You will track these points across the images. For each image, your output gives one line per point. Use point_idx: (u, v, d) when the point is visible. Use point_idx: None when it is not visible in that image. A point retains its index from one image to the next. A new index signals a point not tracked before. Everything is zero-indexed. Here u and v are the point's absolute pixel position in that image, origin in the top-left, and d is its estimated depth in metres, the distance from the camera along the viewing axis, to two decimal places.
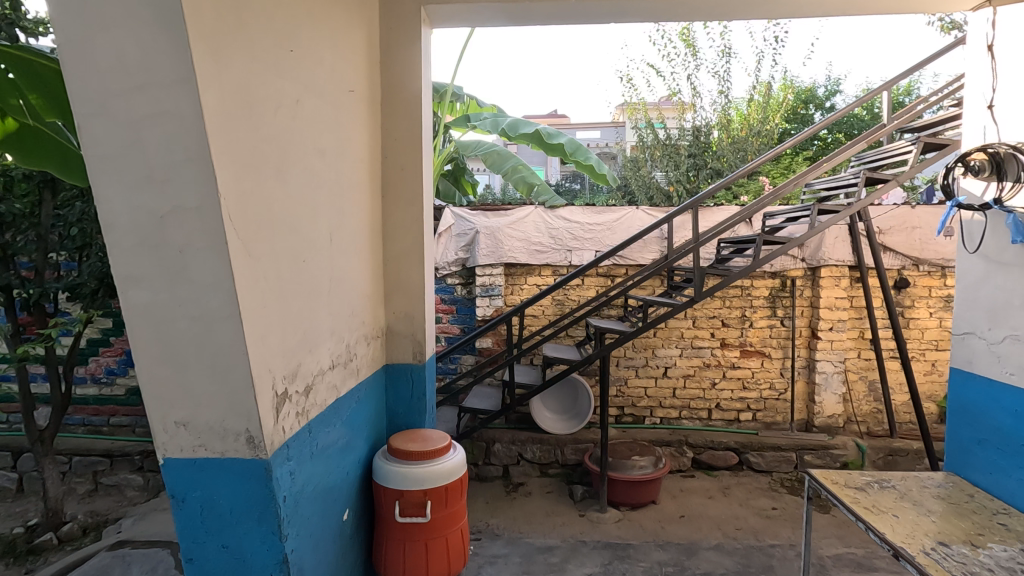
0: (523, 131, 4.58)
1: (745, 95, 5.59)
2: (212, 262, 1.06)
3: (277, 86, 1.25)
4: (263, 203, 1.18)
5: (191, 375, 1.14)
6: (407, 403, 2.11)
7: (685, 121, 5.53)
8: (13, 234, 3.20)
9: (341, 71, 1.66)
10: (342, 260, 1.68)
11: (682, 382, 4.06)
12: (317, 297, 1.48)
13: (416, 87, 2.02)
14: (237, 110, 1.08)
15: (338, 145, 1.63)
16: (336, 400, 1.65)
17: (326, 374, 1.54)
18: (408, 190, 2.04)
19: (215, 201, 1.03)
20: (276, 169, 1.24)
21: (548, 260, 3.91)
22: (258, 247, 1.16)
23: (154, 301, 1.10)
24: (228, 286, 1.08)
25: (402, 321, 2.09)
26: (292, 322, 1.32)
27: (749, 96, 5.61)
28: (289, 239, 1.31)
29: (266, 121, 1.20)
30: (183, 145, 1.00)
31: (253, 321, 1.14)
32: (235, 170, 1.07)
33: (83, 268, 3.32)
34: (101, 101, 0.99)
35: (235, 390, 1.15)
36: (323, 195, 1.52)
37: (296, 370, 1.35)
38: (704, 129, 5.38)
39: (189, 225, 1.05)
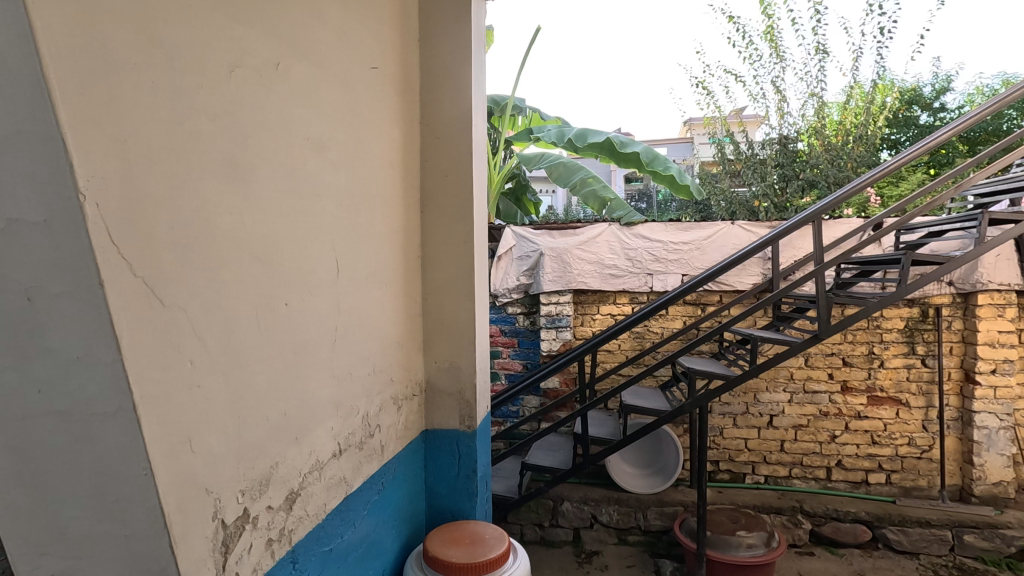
0: (593, 140, 4.03)
1: (837, 99, 4.47)
2: (80, 318, 0.60)
3: (232, 32, 0.79)
4: (196, 216, 0.71)
5: (64, 505, 0.68)
6: (453, 484, 1.60)
7: (768, 129, 4.57)
8: None
9: (359, 38, 1.20)
10: (358, 299, 1.19)
11: (792, 434, 3.32)
12: (310, 358, 1.00)
13: (464, 69, 1.54)
14: (129, 49, 0.62)
15: (353, 140, 1.17)
16: (350, 499, 1.16)
17: (325, 467, 1.05)
18: (454, 204, 1.56)
19: (73, 208, 0.56)
20: (226, 161, 0.77)
21: (625, 286, 3.34)
22: (182, 285, 0.69)
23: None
24: (108, 361, 0.61)
25: (446, 374, 1.59)
26: (257, 401, 0.84)
27: (845, 99, 4.37)
28: (253, 272, 0.83)
29: (208, 84, 0.74)
30: (14, 100, 0.54)
31: (165, 419, 0.66)
32: (124, 154, 0.61)
33: None
34: None
35: (135, 532, 0.67)
36: (322, 206, 1.04)
37: (267, 475, 0.87)
38: (790, 139, 4.40)
39: (33, 251, 0.59)
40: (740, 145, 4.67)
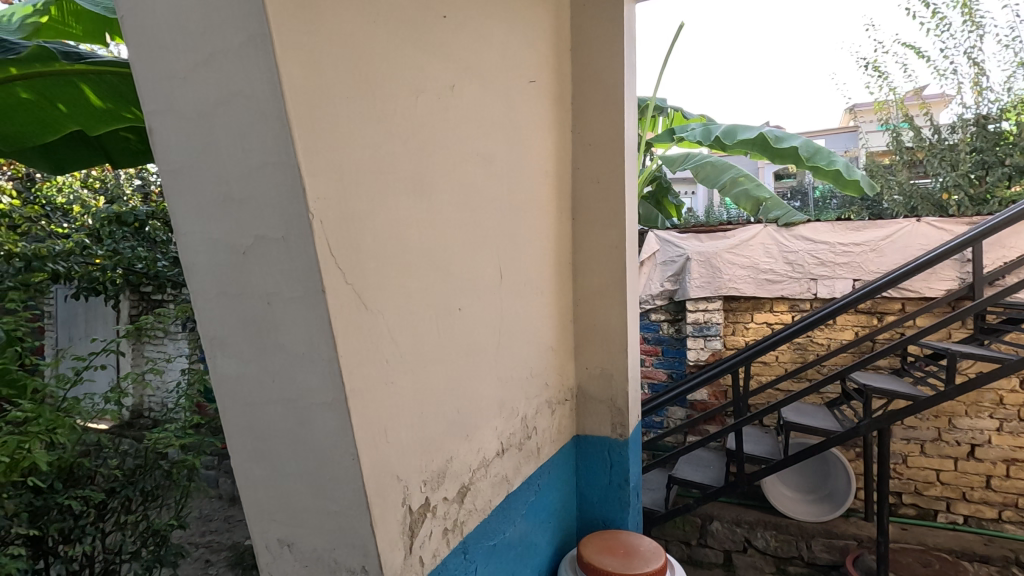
0: (743, 136, 3.74)
1: None
2: (306, 320, 0.69)
3: (419, 60, 0.87)
4: (390, 229, 0.79)
5: (289, 480, 0.79)
6: (605, 492, 1.59)
7: (958, 110, 3.86)
8: None
9: (520, 54, 1.24)
10: (518, 305, 1.24)
11: (1002, 469, 2.79)
12: (478, 361, 1.05)
13: (617, 74, 1.52)
14: (344, 85, 0.70)
15: (515, 153, 1.22)
16: (511, 497, 1.20)
17: (491, 465, 1.10)
18: (606, 211, 1.55)
19: (304, 227, 0.66)
20: (414, 179, 0.85)
21: (784, 292, 3.08)
22: (381, 291, 0.77)
23: (245, 374, 0.76)
24: (327, 358, 0.69)
25: (598, 380, 1.59)
26: (436, 399, 0.91)
27: None
28: (433, 280, 0.90)
29: (401, 110, 0.81)
30: (262, 138, 0.64)
31: (368, 411, 0.74)
32: (340, 177, 0.69)
33: None
34: (165, 89, 0.69)
35: (345, 510, 0.76)
36: (489, 217, 1.09)
37: (444, 468, 0.93)
38: (991, 118, 3.70)
39: (273, 263, 0.69)
40: (922, 129, 4.02)
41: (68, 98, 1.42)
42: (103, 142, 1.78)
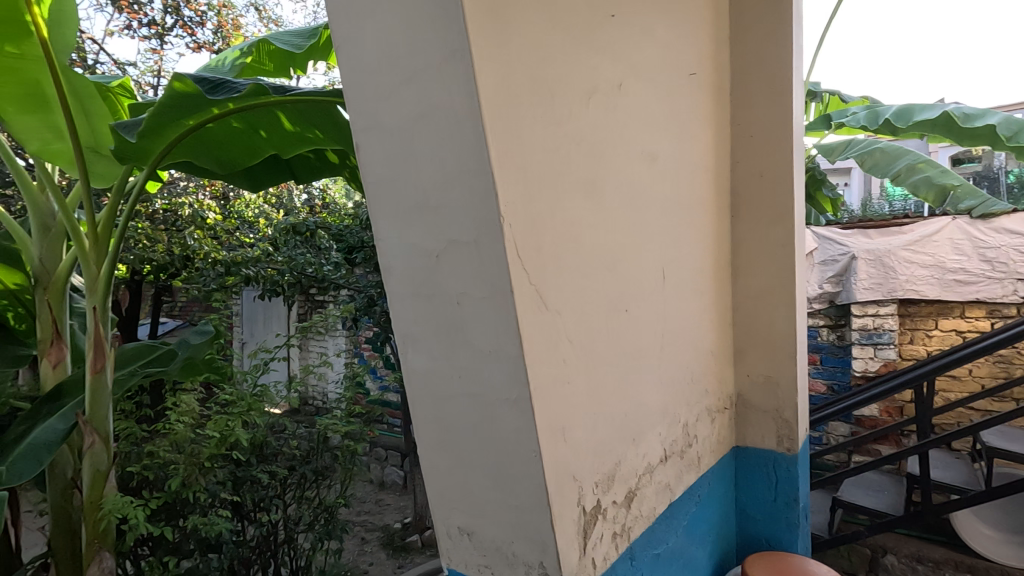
0: (922, 116, 3.23)
1: None
2: (494, 320, 0.73)
3: (591, 61, 0.86)
4: (566, 231, 0.80)
5: (471, 471, 0.83)
6: (769, 509, 1.47)
7: None
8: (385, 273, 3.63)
9: (680, 48, 1.20)
10: (679, 308, 1.19)
11: None
12: (643, 364, 1.03)
13: (784, 58, 1.40)
14: (528, 92, 0.72)
15: (676, 149, 1.17)
16: (673, 506, 1.16)
17: (655, 472, 1.07)
18: (772, 206, 1.44)
19: (495, 230, 0.69)
20: (587, 181, 0.85)
21: (980, 295, 2.67)
22: (559, 292, 0.78)
23: (435, 369, 0.82)
24: (513, 356, 0.72)
25: (761, 389, 1.48)
26: (606, 401, 0.90)
27: None
28: (604, 281, 0.89)
29: (576, 113, 0.82)
30: (457, 148, 0.68)
31: (548, 410, 0.76)
32: (525, 181, 0.72)
33: None
34: (371, 109, 0.76)
35: (525, 504, 0.78)
36: (653, 216, 1.06)
37: (613, 472, 0.92)
38: None
39: (463, 266, 0.73)
40: None
41: (269, 126, 1.64)
42: (290, 164, 2.08)
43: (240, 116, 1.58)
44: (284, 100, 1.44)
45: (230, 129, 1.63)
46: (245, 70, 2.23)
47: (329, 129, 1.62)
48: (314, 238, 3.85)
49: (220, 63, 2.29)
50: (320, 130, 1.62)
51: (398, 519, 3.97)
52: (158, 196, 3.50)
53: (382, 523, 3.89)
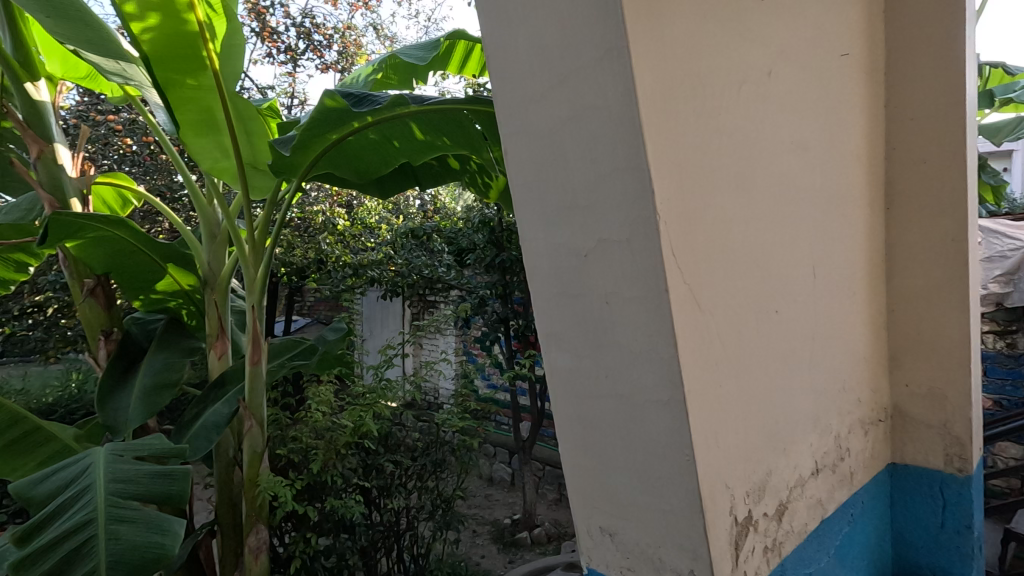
0: None
1: None
2: (645, 319, 0.71)
3: (743, 50, 0.82)
4: (719, 229, 0.77)
5: (615, 472, 0.83)
6: (933, 536, 1.31)
7: None
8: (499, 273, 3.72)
9: (831, 27, 1.10)
10: (830, 309, 1.10)
11: None
12: (793, 369, 0.96)
13: (954, 28, 1.24)
14: (682, 86, 0.70)
15: (827, 137, 1.08)
16: (824, 524, 1.07)
17: (806, 485, 0.99)
18: (938, 196, 1.28)
19: (651, 229, 0.68)
20: (739, 175, 0.81)
21: None
22: (712, 292, 0.75)
23: (579, 368, 0.82)
24: (667, 357, 0.70)
25: (923, 401, 1.32)
26: (758, 407, 0.85)
27: None
28: (755, 280, 0.85)
29: (727, 105, 0.79)
30: (611, 147, 0.68)
31: (702, 414, 0.73)
32: (680, 178, 0.70)
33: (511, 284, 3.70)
34: (519, 114, 0.79)
35: (675, 509, 0.76)
36: (804, 211, 0.99)
37: (764, 482, 0.87)
38: None
39: (613, 266, 0.73)
40: None
41: (401, 137, 1.75)
42: (413, 170, 2.21)
43: (377, 129, 1.71)
44: (421, 110, 1.56)
45: (369, 143, 1.77)
46: (376, 84, 2.42)
47: (453, 137, 1.69)
48: (432, 242, 4.12)
49: (354, 80, 2.49)
50: (446, 138, 1.71)
51: (507, 514, 4.06)
52: (297, 206, 3.98)
53: (492, 517, 4.00)
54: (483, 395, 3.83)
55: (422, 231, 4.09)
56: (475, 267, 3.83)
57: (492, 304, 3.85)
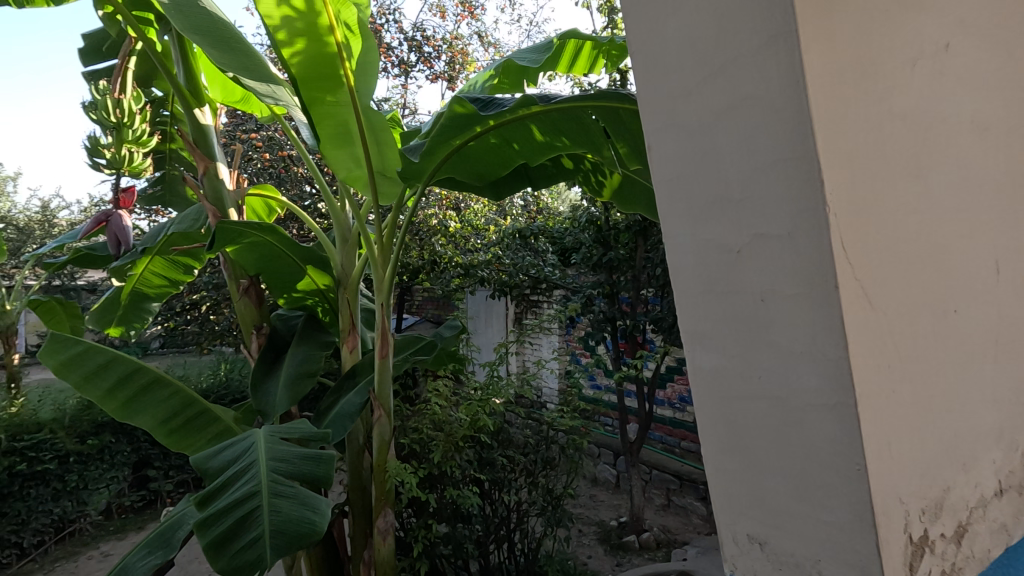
0: None
1: None
2: (809, 317, 0.67)
3: (917, 22, 0.75)
4: (891, 221, 0.71)
5: (766, 478, 0.78)
6: None
7: None
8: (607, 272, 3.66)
9: None
10: (1015, 307, 0.96)
11: None
12: (974, 375, 0.85)
13: None
14: (853, 68, 0.65)
15: (1011, 111, 0.95)
16: (1009, 552, 0.94)
17: (988, 506, 0.88)
18: None
19: (819, 220, 0.64)
20: (913, 162, 0.74)
21: None
22: (885, 289, 0.69)
23: (726, 368, 0.79)
24: (835, 358, 0.66)
25: None
26: (934, 416, 0.77)
27: None
28: (931, 275, 0.77)
29: (901, 86, 0.72)
30: (773, 138, 0.66)
31: (875, 420, 0.68)
32: (852, 167, 0.65)
33: (619, 282, 3.61)
34: (666, 110, 0.78)
35: (840, 521, 0.71)
36: (985, 198, 0.88)
37: (941, 499, 0.78)
38: None
39: (772, 261, 0.69)
40: None
41: (521, 138, 1.80)
42: (527, 171, 2.27)
43: (498, 132, 1.77)
44: (547, 108, 1.60)
45: (489, 147, 1.84)
46: (491, 89, 2.51)
47: (571, 134, 1.71)
48: (545, 245, 4.16)
49: (471, 86, 2.59)
50: (565, 136, 1.73)
51: (614, 516, 4.01)
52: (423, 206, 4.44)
53: (598, 518, 3.97)
54: (589, 395, 3.83)
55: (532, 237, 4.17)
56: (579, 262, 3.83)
57: (598, 304, 3.78)
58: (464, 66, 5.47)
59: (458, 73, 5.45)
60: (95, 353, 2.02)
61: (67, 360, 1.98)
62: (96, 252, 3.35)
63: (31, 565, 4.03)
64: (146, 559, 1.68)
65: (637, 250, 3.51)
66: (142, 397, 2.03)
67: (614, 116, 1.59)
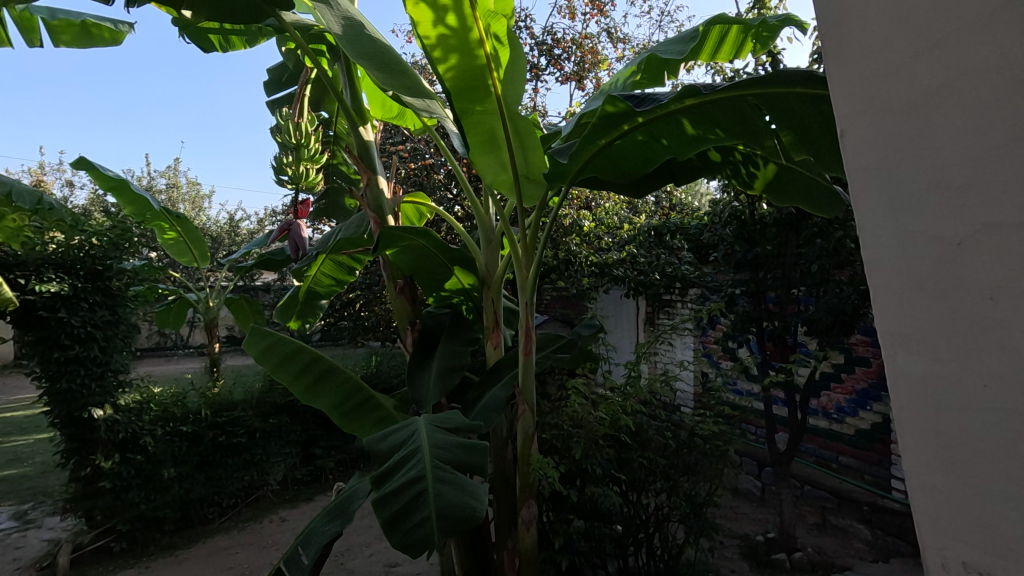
0: None
1: None
2: None
3: None
4: None
5: (993, 499, 0.66)
6: None
7: None
8: (751, 269, 3.34)
9: None
10: None
11: None
12: None
13: None
14: None
15: None
16: None
17: None
18: None
19: None
20: None
21: None
22: None
23: (936, 373, 0.69)
24: None
25: None
26: None
27: None
28: None
29: None
30: (1004, 115, 0.61)
31: None
32: None
33: (762, 279, 3.27)
34: (866, 92, 0.74)
35: None
36: None
37: None
38: None
39: (1005, 252, 0.61)
40: None
41: (670, 133, 1.77)
42: (671, 166, 2.21)
43: (646, 128, 1.76)
44: (712, 96, 1.60)
45: (635, 146, 1.84)
46: (634, 85, 2.46)
47: (725, 126, 1.68)
48: (685, 244, 3.99)
49: (612, 83, 2.56)
50: (718, 128, 1.69)
51: (759, 531, 3.74)
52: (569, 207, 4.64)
53: (742, 532, 3.73)
54: (731, 400, 3.62)
55: (668, 234, 4.09)
56: (717, 259, 3.62)
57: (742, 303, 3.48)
58: (593, 65, 5.45)
59: (587, 72, 5.44)
60: (283, 344, 2.33)
61: (262, 349, 2.32)
62: (277, 257, 3.87)
63: (228, 523, 4.78)
64: (327, 526, 1.90)
65: (787, 244, 3.16)
66: (319, 384, 2.31)
67: (782, 105, 1.60)
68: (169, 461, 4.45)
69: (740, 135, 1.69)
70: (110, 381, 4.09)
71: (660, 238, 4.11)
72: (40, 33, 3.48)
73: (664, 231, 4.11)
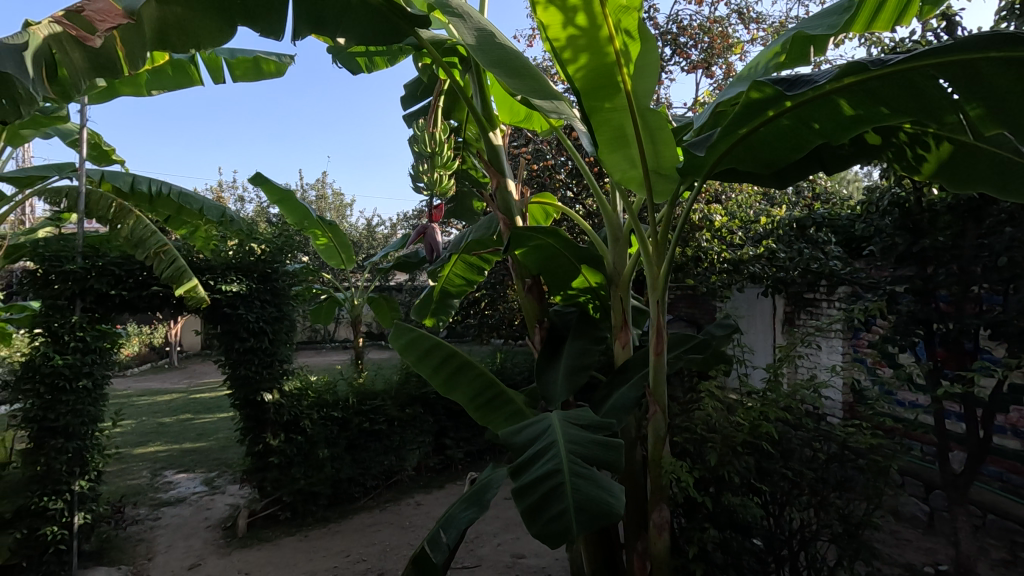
0: None
1: None
2: None
3: None
4: None
5: None
6: None
7: None
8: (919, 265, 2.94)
9: None
10: None
11: None
12: None
13: None
14: None
15: None
16: None
17: None
18: None
19: None
20: None
21: None
22: None
23: None
24: None
25: None
26: None
27: None
28: None
29: None
30: None
31: None
32: None
33: (934, 275, 2.84)
34: None
35: None
36: None
37: None
38: None
39: None
40: None
41: (823, 115, 1.64)
42: (820, 153, 2.02)
43: (794, 112, 1.65)
44: (880, 71, 1.47)
45: (780, 134, 1.72)
46: (777, 67, 2.29)
47: (893, 101, 1.53)
48: (830, 236, 3.61)
49: (752, 67, 2.42)
50: (885, 105, 1.54)
51: (928, 562, 3.29)
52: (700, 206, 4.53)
53: (906, 561, 3.31)
54: (894, 412, 3.21)
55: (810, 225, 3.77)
56: (872, 254, 3.26)
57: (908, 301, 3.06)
58: (723, 49, 5.16)
59: (715, 58, 5.17)
60: (423, 339, 2.49)
61: (405, 343, 2.50)
62: (412, 259, 4.16)
63: (372, 502, 5.23)
64: (466, 512, 2.01)
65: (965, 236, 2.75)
66: (457, 376, 2.45)
67: (965, 76, 1.45)
68: (323, 442, 4.99)
69: (917, 110, 1.51)
70: (276, 369, 4.69)
71: (800, 230, 3.81)
72: (223, 71, 4.08)
73: (806, 221, 3.79)
